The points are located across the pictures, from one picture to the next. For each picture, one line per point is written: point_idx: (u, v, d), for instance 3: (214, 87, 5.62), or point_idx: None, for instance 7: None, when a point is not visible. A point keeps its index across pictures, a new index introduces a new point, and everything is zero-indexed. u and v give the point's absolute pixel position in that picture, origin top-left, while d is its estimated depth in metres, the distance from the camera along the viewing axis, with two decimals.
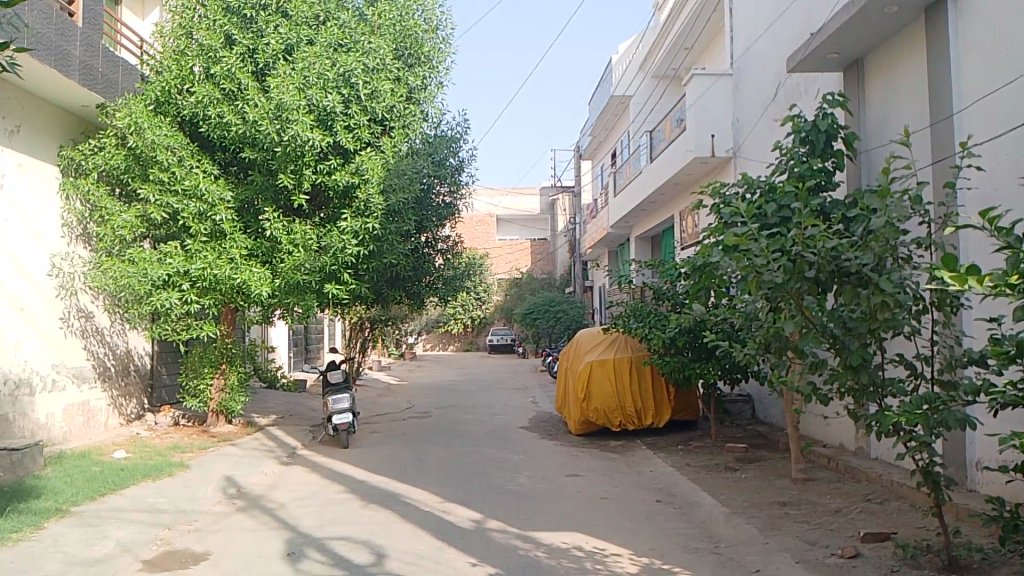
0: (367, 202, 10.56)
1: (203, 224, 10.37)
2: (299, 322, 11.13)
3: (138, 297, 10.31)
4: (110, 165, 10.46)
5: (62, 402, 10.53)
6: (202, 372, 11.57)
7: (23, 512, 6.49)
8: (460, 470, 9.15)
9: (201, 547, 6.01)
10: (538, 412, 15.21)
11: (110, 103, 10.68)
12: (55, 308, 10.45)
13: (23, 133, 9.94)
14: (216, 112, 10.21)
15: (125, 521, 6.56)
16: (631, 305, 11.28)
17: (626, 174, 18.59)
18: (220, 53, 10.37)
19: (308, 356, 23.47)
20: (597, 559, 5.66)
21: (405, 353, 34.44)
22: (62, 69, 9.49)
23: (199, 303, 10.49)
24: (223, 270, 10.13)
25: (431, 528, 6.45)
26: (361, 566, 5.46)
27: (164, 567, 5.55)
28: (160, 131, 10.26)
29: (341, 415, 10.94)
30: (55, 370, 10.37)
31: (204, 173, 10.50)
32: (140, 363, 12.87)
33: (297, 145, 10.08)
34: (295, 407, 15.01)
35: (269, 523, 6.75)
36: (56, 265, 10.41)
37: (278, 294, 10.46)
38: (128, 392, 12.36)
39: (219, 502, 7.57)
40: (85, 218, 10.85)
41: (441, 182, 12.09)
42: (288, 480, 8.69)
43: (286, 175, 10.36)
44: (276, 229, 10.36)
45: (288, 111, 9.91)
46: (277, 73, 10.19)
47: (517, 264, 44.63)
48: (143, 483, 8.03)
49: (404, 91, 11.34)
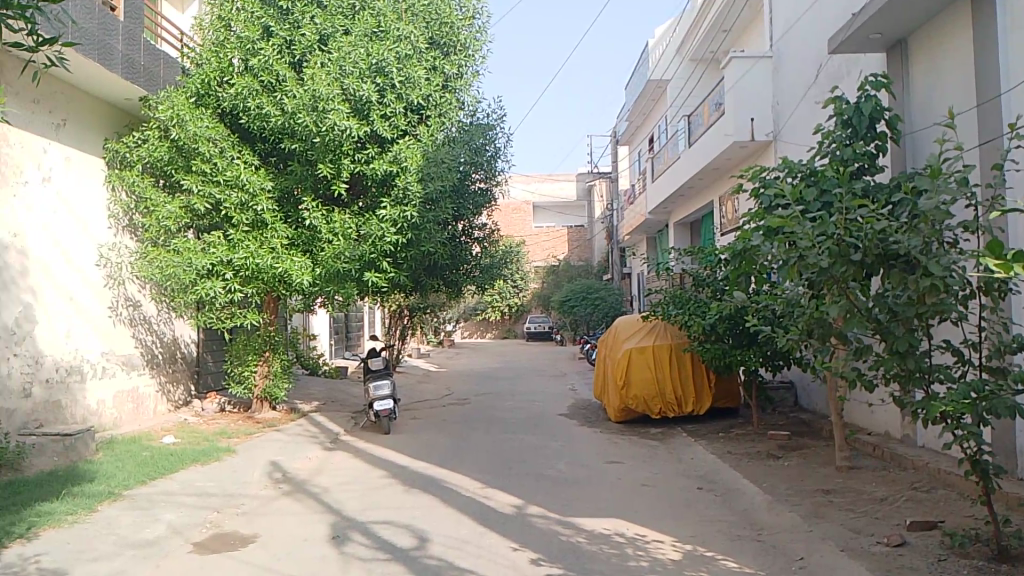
0: (405, 191, 10.61)
1: (246, 214, 10.55)
2: (339, 310, 11.26)
3: (184, 286, 10.51)
4: (155, 157, 10.65)
5: (112, 387, 10.84)
6: (246, 359, 11.80)
7: (77, 495, 6.70)
8: (500, 456, 9.21)
9: (249, 530, 6.15)
10: (577, 399, 15.23)
11: (152, 96, 10.86)
12: (104, 297, 10.73)
13: (69, 126, 10.16)
14: (255, 103, 10.32)
15: (175, 504, 6.74)
16: (671, 292, 11.19)
17: (665, 158, 18.39)
18: (258, 45, 10.49)
19: (348, 343, 23.80)
20: (639, 545, 5.67)
21: (444, 340, 34.76)
22: (105, 62, 9.66)
23: (242, 292, 10.67)
24: (266, 260, 10.29)
25: (474, 513, 6.52)
26: (405, 550, 5.54)
27: (214, 549, 5.69)
28: (201, 123, 10.44)
29: (382, 401, 11.05)
30: (105, 357, 10.65)
31: (245, 163, 10.66)
32: (186, 350, 13.15)
33: (335, 134, 10.16)
34: (336, 394, 15.25)
35: (315, 506, 6.88)
36: (105, 255, 10.68)
37: (320, 282, 10.59)
38: (175, 379, 12.66)
39: (265, 485, 7.74)
40: (130, 209, 11.14)
41: (477, 169, 12.10)
42: (331, 464, 8.84)
43: (326, 164, 10.47)
44: (316, 218, 10.46)
45: (325, 100, 9.98)
46: (313, 63, 10.28)
47: (555, 251, 44.66)
48: (191, 467, 8.24)
49: (439, 79, 11.37)
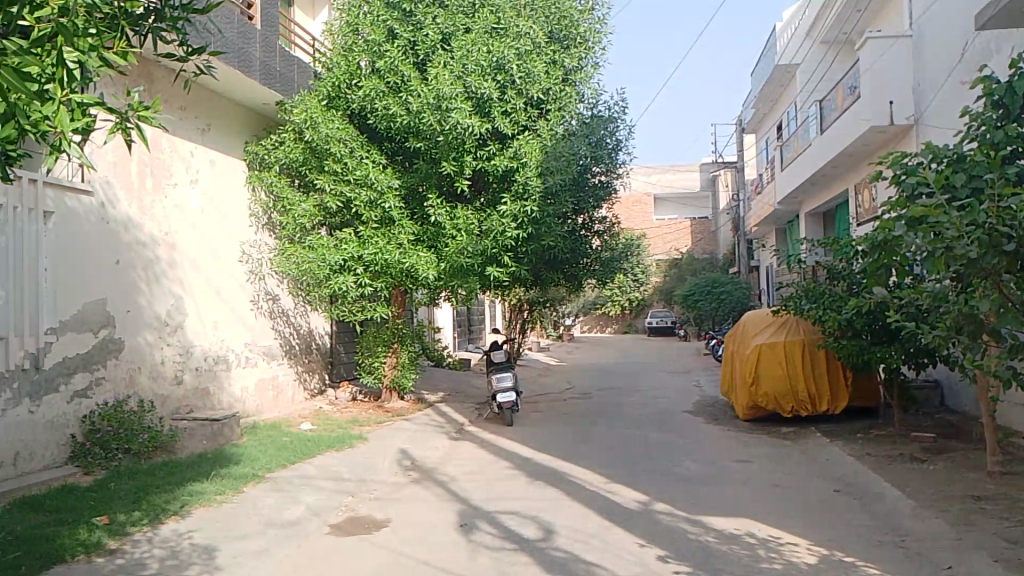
0: (525, 186, 10.68)
1: (374, 212, 10.94)
2: (463, 304, 11.51)
3: (319, 281, 11.01)
4: (290, 158, 11.17)
5: (254, 376, 11.51)
6: (376, 350, 12.25)
7: (226, 476, 7.19)
8: (624, 451, 9.16)
9: (382, 515, 6.40)
10: (702, 395, 14.91)
11: (287, 100, 11.43)
12: (246, 291, 11.42)
13: (214, 131, 10.85)
14: (382, 104, 10.64)
15: (313, 488, 7.10)
16: (803, 286, 10.77)
17: (794, 147, 17.68)
18: (384, 48, 10.84)
19: (471, 337, 24.28)
20: (771, 546, 5.50)
21: (564, 334, 34.87)
22: (244, 69, 10.25)
23: (372, 286, 11.09)
24: (393, 255, 10.65)
25: (599, 507, 6.52)
26: (531, 541, 5.61)
27: (349, 532, 5.96)
28: (332, 125, 10.89)
29: (504, 393, 11.23)
30: (248, 348, 11.35)
31: (373, 162, 11.05)
32: (321, 342, 13.82)
33: (458, 132, 10.37)
34: (461, 385, 15.60)
35: (443, 494, 7.08)
36: (247, 252, 11.40)
37: (444, 277, 10.85)
38: (311, 368, 13.33)
39: (396, 472, 8.03)
40: (269, 209, 11.75)
41: (598, 163, 12.04)
42: (458, 454, 9.06)
43: (449, 162, 10.69)
44: (440, 214, 10.72)
45: (448, 99, 10.20)
46: (436, 62, 10.51)
47: (677, 244, 43.80)
48: (327, 453, 8.66)
49: (559, 73, 11.39)
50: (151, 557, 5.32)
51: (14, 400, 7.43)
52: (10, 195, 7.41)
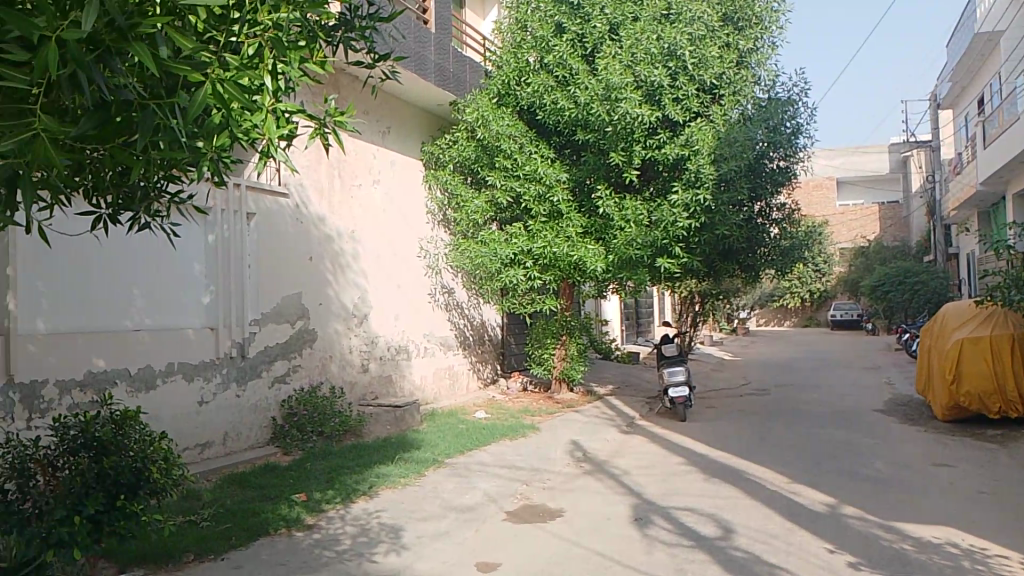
0: (697, 174, 10.34)
1: (543, 206, 11.04)
2: (632, 296, 11.41)
3: (491, 274, 11.33)
4: (464, 157, 11.59)
5: (432, 366, 12.04)
6: (546, 342, 12.42)
7: (409, 461, 7.58)
8: (806, 450, 8.71)
9: (556, 504, 6.49)
10: (893, 394, 13.87)
11: (461, 100, 11.82)
12: (424, 285, 11.96)
13: (393, 133, 11.42)
14: (551, 99, 10.82)
15: (489, 475, 7.33)
16: (1012, 275, 9.73)
17: (999, 121, 15.99)
18: (552, 43, 10.92)
19: (641, 329, 24.04)
20: (979, 559, 5.03)
21: (738, 328, 33.71)
22: (420, 72, 10.70)
23: (541, 279, 11.26)
24: (562, 248, 10.77)
25: (780, 508, 6.25)
26: (709, 538, 5.48)
27: (525, 519, 6.09)
28: (503, 122, 11.14)
29: (677, 387, 11.02)
30: (427, 339, 11.89)
31: (543, 157, 11.22)
32: (493, 333, 14.22)
33: (628, 122, 10.26)
34: (631, 379, 15.48)
35: (616, 487, 7.07)
36: (424, 248, 11.95)
37: (613, 269, 10.80)
38: (484, 359, 13.76)
39: (569, 463, 8.11)
40: (444, 206, 12.22)
41: (775, 148, 11.47)
42: (630, 447, 9.01)
43: (617, 153, 10.57)
44: (608, 206, 10.65)
45: (617, 89, 10.15)
46: (605, 53, 10.47)
47: (863, 231, 40.97)
48: (502, 441, 8.91)
49: (733, 56, 10.97)
50: (344, 533, 5.72)
51: (224, 384, 8.26)
52: (219, 200, 8.22)
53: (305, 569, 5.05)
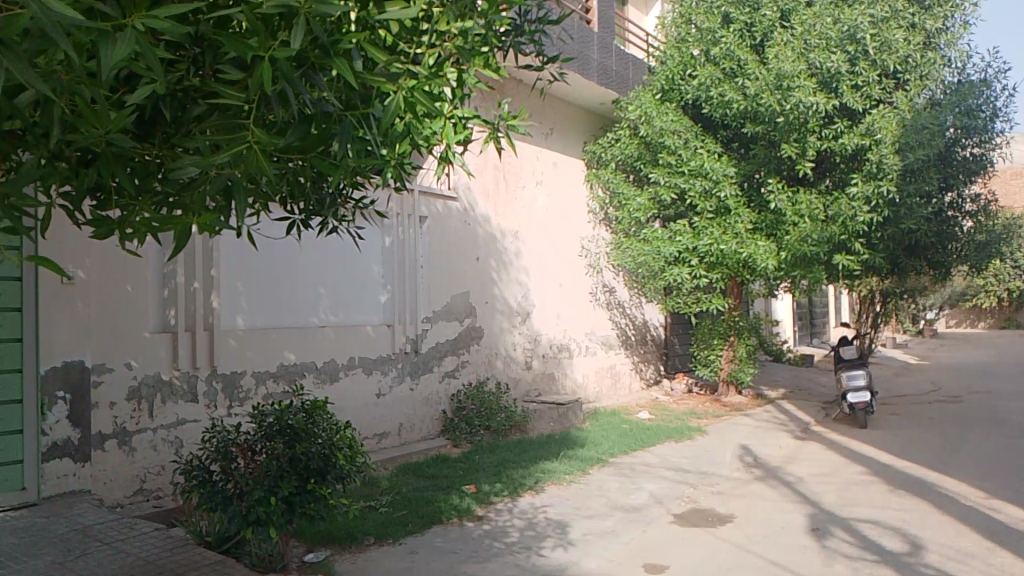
0: (879, 165, 9.66)
1: (710, 202, 10.74)
2: (805, 295, 10.89)
3: (654, 273, 11.25)
4: (627, 155, 11.54)
5: (594, 364, 12.07)
6: (711, 342, 12.12)
7: (574, 458, 7.65)
8: (1007, 464, 7.93)
9: (725, 509, 6.31)
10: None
11: (623, 98, 11.74)
12: (586, 284, 12.02)
13: (556, 134, 11.53)
14: (718, 91, 10.50)
15: (655, 476, 7.25)
16: None
17: None
18: (719, 34, 10.60)
19: (815, 330, 22.85)
20: None
21: (924, 329, 31.21)
22: (584, 72, 10.73)
23: (707, 278, 10.98)
24: (730, 246, 10.41)
25: (977, 525, 5.74)
26: (895, 554, 5.13)
27: (693, 523, 5.97)
28: (666, 117, 10.97)
29: (857, 394, 10.35)
30: (589, 337, 11.95)
31: (709, 152, 10.87)
32: (656, 333, 14.05)
33: (801, 112, 9.76)
34: (804, 382, 14.75)
35: (790, 494, 6.77)
36: (586, 247, 12.01)
37: (785, 267, 10.40)
38: (647, 359, 13.63)
39: (738, 467, 7.86)
40: (606, 205, 12.21)
41: (969, 135, 10.56)
42: (803, 454, 8.60)
43: (790, 145, 10.09)
44: (781, 201, 10.15)
45: (789, 78, 9.69)
46: (775, 41, 10.04)
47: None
48: (667, 443, 8.77)
49: (920, 38, 10.18)
50: (512, 526, 5.87)
51: (398, 378, 8.73)
52: (394, 205, 8.66)
53: (476, 559, 5.23)
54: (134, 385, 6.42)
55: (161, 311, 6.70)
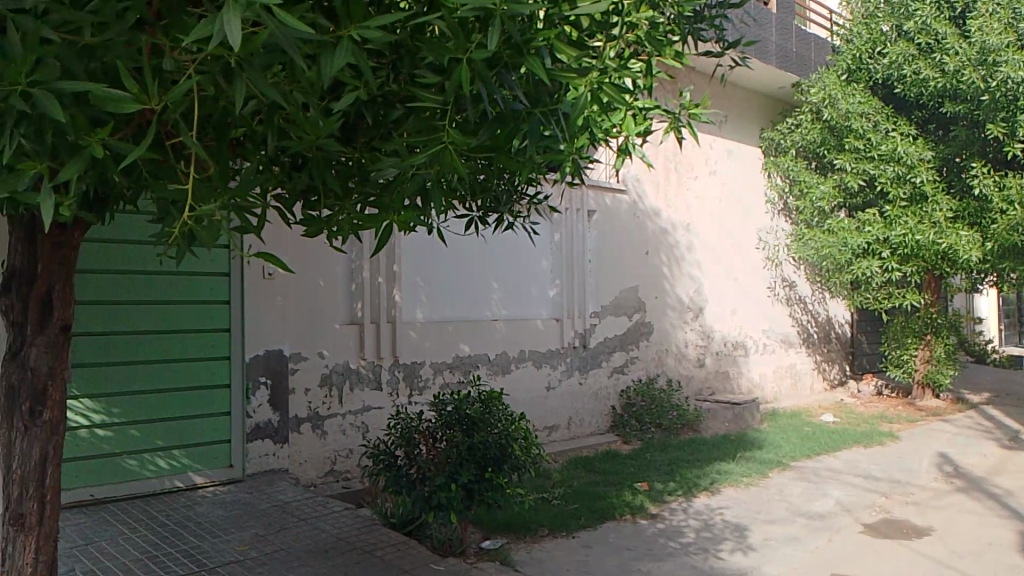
0: None
1: (903, 188, 10.00)
2: (1016, 290, 9.87)
3: (840, 266, 10.59)
4: (808, 140, 10.92)
5: (772, 363, 11.66)
6: (904, 342, 11.34)
7: (751, 460, 7.39)
8: None
9: (922, 521, 5.86)
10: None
11: (804, 81, 11.12)
12: (763, 278, 11.56)
13: (731, 122, 11.14)
14: (911, 70, 9.88)
15: (841, 482, 6.86)
16: None
17: None
18: (913, 7, 9.88)
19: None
20: None
21: None
22: (762, 57, 10.29)
23: (901, 271, 10.21)
24: (927, 236, 9.68)
25: None
26: None
27: (885, 534, 5.59)
28: (853, 99, 10.33)
29: None
30: (766, 334, 11.50)
31: (902, 135, 10.13)
32: (841, 331, 13.29)
33: (1011, 87, 8.86)
34: (1014, 386, 13.38)
35: (998, 509, 6.17)
36: (763, 239, 11.55)
37: (992, 259, 9.47)
38: (831, 358, 12.94)
39: (936, 477, 7.26)
40: (785, 193, 11.68)
41: None
42: (1014, 465, 7.81)
43: (996, 124, 9.15)
44: (986, 185, 9.37)
45: (995, 52, 8.92)
46: (978, 12, 9.25)
47: None
48: (854, 448, 8.27)
49: None
50: (689, 526, 5.76)
51: (568, 372, 8.83)
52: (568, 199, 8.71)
53: (651, 557, 5.18)
54: (326, 372, 6.96)
55: (348, 305, 7.19)
